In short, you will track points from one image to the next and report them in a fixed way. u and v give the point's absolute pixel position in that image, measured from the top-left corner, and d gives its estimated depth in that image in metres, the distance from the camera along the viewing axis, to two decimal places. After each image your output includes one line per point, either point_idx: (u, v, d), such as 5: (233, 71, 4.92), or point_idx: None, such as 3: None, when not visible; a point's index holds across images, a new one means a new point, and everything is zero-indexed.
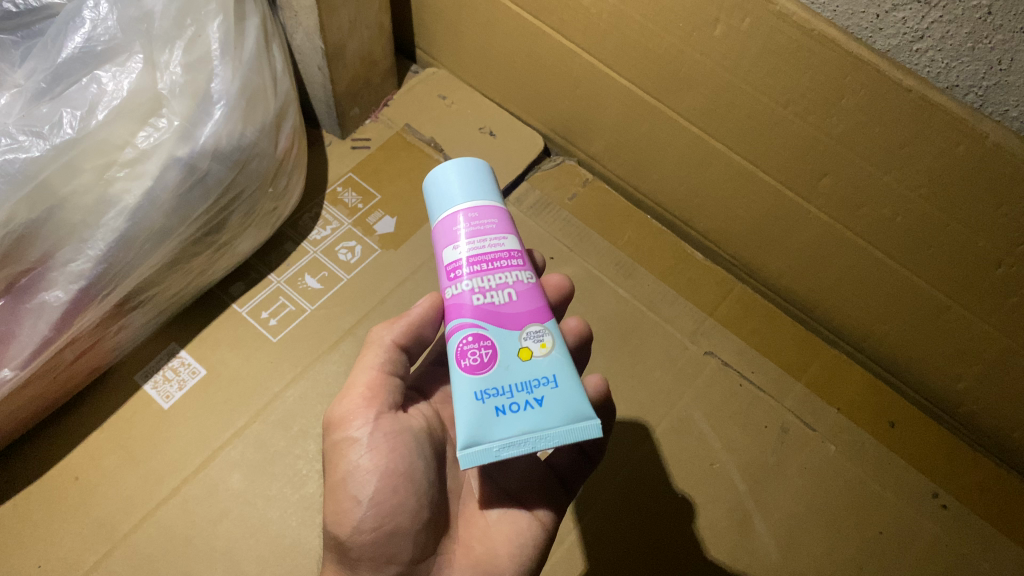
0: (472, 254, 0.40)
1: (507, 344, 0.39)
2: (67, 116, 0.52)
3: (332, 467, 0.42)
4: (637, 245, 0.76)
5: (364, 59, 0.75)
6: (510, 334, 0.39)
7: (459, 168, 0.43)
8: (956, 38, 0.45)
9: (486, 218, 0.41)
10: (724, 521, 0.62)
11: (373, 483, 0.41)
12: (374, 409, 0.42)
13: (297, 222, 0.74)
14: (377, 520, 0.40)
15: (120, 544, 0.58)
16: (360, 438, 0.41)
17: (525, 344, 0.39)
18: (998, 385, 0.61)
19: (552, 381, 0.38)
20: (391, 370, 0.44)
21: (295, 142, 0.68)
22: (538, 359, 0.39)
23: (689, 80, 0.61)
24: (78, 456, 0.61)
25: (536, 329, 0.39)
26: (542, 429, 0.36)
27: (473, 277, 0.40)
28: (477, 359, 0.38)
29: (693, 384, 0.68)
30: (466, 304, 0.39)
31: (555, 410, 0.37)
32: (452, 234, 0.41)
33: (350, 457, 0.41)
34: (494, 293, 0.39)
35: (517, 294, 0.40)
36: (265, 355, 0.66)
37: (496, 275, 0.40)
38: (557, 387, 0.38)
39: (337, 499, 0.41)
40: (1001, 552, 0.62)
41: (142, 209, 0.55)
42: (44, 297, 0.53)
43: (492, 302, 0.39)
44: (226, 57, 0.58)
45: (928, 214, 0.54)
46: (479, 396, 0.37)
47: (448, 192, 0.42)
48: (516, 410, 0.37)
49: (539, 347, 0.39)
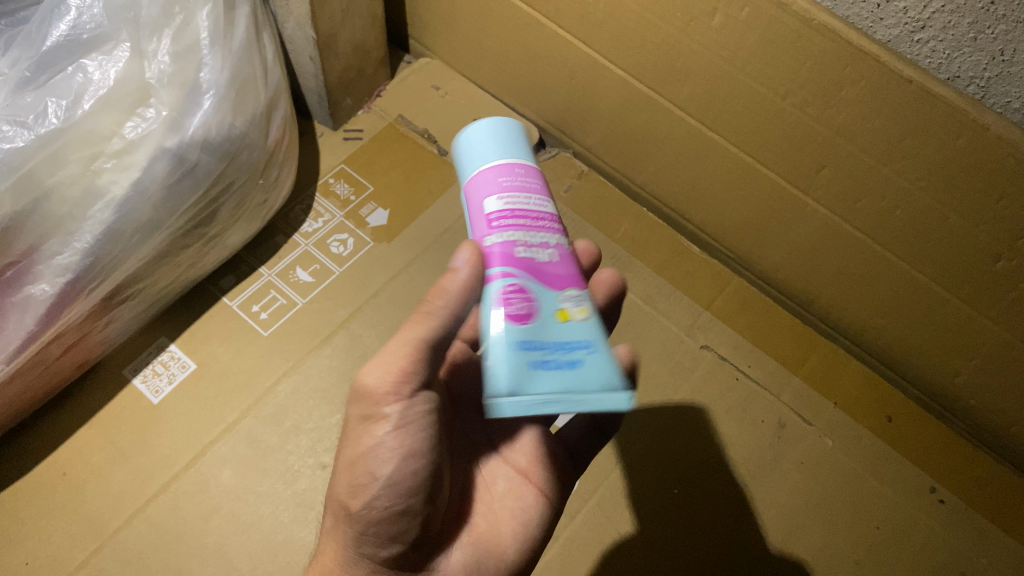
0: (515, 205, 0.40)
1: (549, 302, 0.38)
2: (52, 106, 0.51)
3: (354, 437, 0.41)
4: (633, 237, 0.75)
5: (356, 48, 0.74)
6: (553, 292, 0.38)
7: (497, 124, 0.44)
8: (959, 28, 0.44)
9: (527, 176, 0.42)
10: (721, 517, 0.61)
11: (394, 463, 0.40)
12: (408, 389, 0.40)
13: (288, 215, 0.73)
14: (391, 499, 0.40)
15: (109, 542, 0.57)
16: (388, 416, 0.40)
17: (564, 305, 0.38)
18: (997, 379, 0.61)
19: (590, 346, 0.37)
20: (434, 344, 0.41)
21: (286, 131, 0.67)
22: (576, 322, 0.38)
23: (686, 70, 0.60)
24: (66, 452, 0.60)
25: (576, 294, 0.39)
26: (578, 389, 0.36)
27: (515, 229, 0.39)
28: (522, 309, 0.37)
29: (690, 378, 0.68)
30: (507, 253, 0.39)
31: (592, 372, 0.36)
32: (492, 185, 0.41)
33: (374, 433, 0.40)
34: (537, 249, 0.39)
35: (558, 255, 0.40)
36: (256, 349, 0.65)
37: (537, 233, 0.40)
38: (595, 352, 0.37)
39: (354, 471, 0.40)
40: (999, 547, 0.62)
41: (130, 201, 0.53)
42: (30, 290, 0.52)
43: (536, 257, 0.39)
44: (215, 46, 0.57)
45: (928, 207, 0.53)
46: (515, 343, 0.36)
47: (488, 145, 0.43)
48: (554, 365, 0.36)
49: (577, 311, 0.38)
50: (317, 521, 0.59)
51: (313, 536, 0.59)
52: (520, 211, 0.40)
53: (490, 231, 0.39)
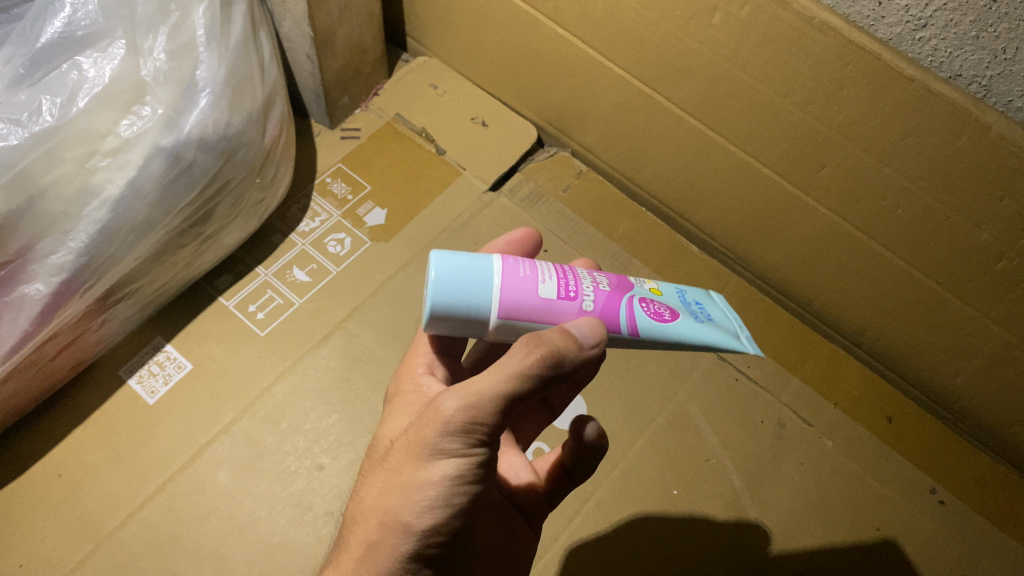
0: (557, 271, 0.39)
1: (646, 291, 0.42)
2: (46, 104, 0.51)
3: (416, 459, 0.38)
4: (633, 237, 0.75)
5: (354, 46, 0.74)
6: (640, 287, 0.42)
7: (443, 257, 0.37)
8: (961, 26, 0.44)
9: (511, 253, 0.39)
10: (721, 518, 0.61)
11: (461, 499, 0.38)
12: (488, 437, 0.38)
13: (285, 214, 0.72)
14: (448, 530, 0.39)
15: (105, 543, 0.56)
16: (465, 457, 0.38)
17: (651, 290, 0.42)
18: (998, 380, 0.60)
19: (685, 293, 0.43)
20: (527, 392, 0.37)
21: (283, 130, 0.66)
22: (664, 291, 0.43)
23: (686, 69, 0.60)
24: (61, 453, 0.59)
25: (638, 281, 0.43)
26: (717, 310, 0.44)
27: (586, 284, 0.39)
28: (664, 312, 0.41)
29: (689, 378, 0.67)
30: (606, 294, 0.40)
31: (704, 299, 0.44)
32: (527, 275, 0.38)
33: (446, 469, 0.38)
34: (600, 277, 0.41)
35: (602, 271, 0.42)
36: (253, 349, 0.65)
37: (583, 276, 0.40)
38: (689, 292, 0.44)
39: (411, 497, 0.38)
40: (999, 548, 0.61)
41: (125, 201, 0.53)
42: (23, 290, 0.52)
43: (608, 282, 0.41)
44: (212, 44, 0.56)
45: (929, 207, 0.53)
46: (688, 317, 0.41)
47: (477, 271, 0.37)
48: (706, 313, 0.42)
49: (655, 289, 0.42)
50: (315, 522, 0.59)
51: (311, 539, 0.58)
52: (563, 274, 0.39)
53: (573, 304, 0.38)
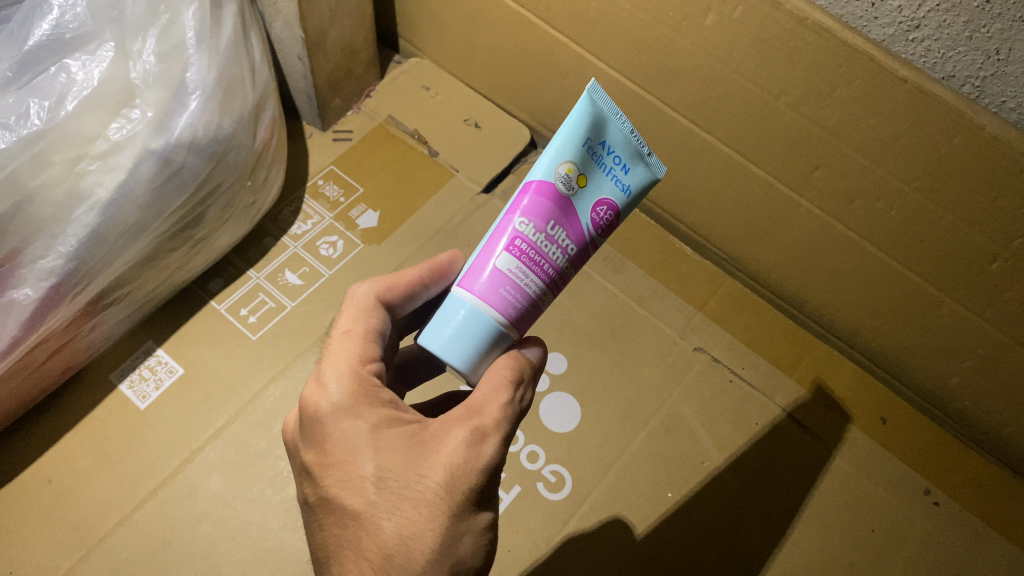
0: (524, 243, 0.37)
1: (584, 204, 0.37)
2: (35, 107, 0.51)
3: (405, 472, 0.37)
4: (626, 238, 0.74)
5: (345, 48, 0.73)
6: (578, 209, 0.37)
7: (435, 339, 0.38)
8: (954, 27, 0.44)
9: (506, 293, 0.37)
10: (715, 520, 0.61)
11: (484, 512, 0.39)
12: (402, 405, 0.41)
13: (277, 216, 0.72)
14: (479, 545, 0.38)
15: (96, 549, 0.56)
16: None
17: (576, 182, 0.37)
18: (993, 381, 0.60)
19: (621, 183, 0.38)
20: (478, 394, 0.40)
21: (274, 132, 0.66)
22: (585, 188, 0.37)
23: (679, 70, 0.60)
24: (52, 458, 0.59)
25: (594, 210, 0.38)
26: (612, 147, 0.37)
27: (533, 233, 0.37)
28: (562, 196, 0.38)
29: (682, 381, 0.67)
30: (571, 244, 0.38)
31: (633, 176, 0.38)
32: (485, 266, 0.38)
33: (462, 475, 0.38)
34: (547, 238, 0.37)
35: (566, 239, 0.37)
36: (245, 353, 0.64)
37: (548, 253, 0.37)
38: (626, 174, 0.38)
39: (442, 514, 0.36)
40: (994, 549, 0.61)
41: (115, 204, 0.53)
42: (12, 295, 0.51)
43: (547, 230, 0.37)
44: (202, 46, 0.56)
45: (922, 208, 0.53)
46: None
47: (479, 332, 0.37)
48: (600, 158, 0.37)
49: (575, 178, 0.37)
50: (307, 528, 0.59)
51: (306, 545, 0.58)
52: (517, 253, 0.37)
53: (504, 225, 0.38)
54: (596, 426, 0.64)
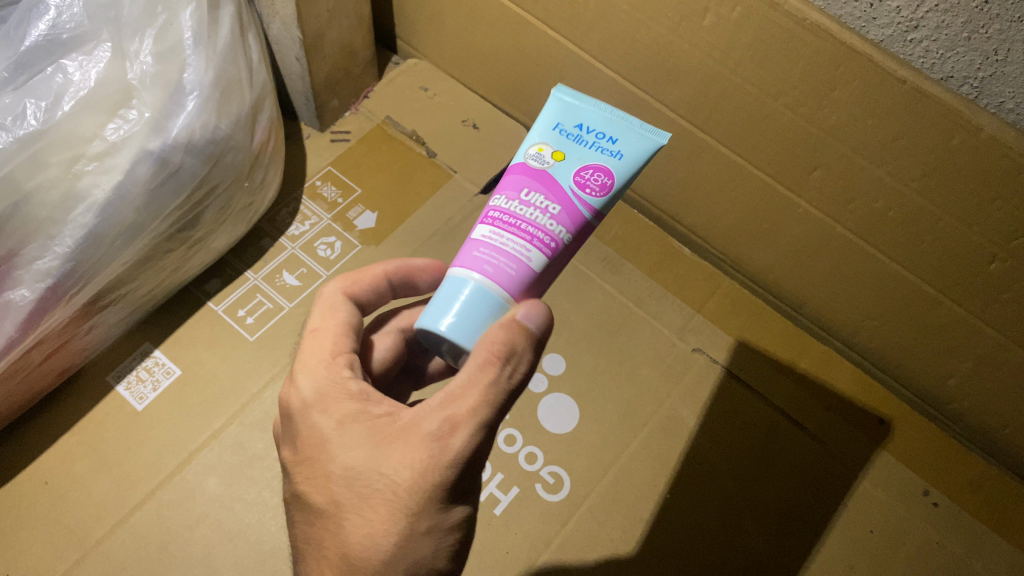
0: (504, 213, 0.38)
1: (563, 173, 0.39)
2: (31, 107, 0.50)
3: (365, 471, 0.37)
4: (625, 239, 0.74)
5: (343, 48, 0.73)
6: (559, 178, 0.38)
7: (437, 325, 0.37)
8: (952, 28, 0.44)
9: (497, 262, 0.37)
10: (713, 522, 0.61)
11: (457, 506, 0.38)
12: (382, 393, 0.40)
13: (274, 217, 0.72)
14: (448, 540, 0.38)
15: (93, 552, 0.56)
16: None
17: (549, 155, 0.39)
18: (993, 382, 0.60)
19: (611, 152, 0.39)
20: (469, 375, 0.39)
21: (272, 133, 0.66)
22: (561, 159, 0.39)
23: (677, 71, 0.59)
24: (49, 460, 0.59)
25: (577, 177, 0.39)
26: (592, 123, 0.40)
27: (510, 203, 0.38)
28: None
29: (681, 382, 0.67)
30: (556, 211, 0.38)
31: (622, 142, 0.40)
32: (472, 244, 0.38)
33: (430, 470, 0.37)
34: (527, 205, 0.38)
35: (553, 208, 0.38)
36: (243, 355, 0.64)
37: (524, 215, 0.38)
38: (613, 141, 0.40)
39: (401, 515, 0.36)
40: (993, 550, 0.61)
41: (111, 205, 0.53)
42: (9, 296, 0.51)
43: (527, 198, 0.38)
44: (199, 47, 0.56)
45: (920, 208, 0.53)
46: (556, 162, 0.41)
47: (479, 303, 0.37)
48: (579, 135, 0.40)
49: (548, 153, 0.39)
50: None
51: None
52: (493, 221, 0.38)
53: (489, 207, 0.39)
54: (595, 428, 0.64)
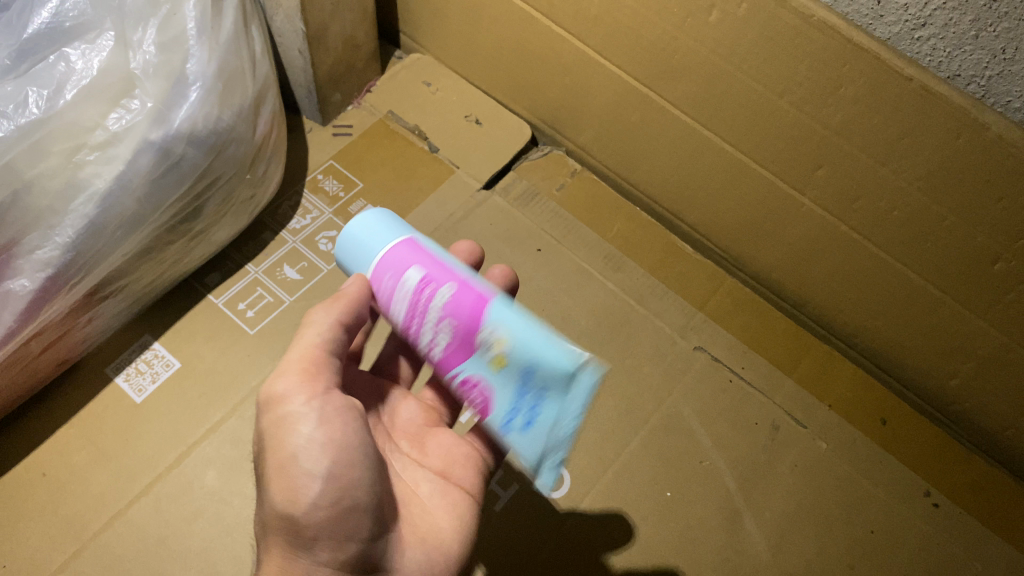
0: (438, 306, 0.40)
1: (476, 369, 0.39)
2: (33, 95, 0.50)
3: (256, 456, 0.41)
4: (626, 237, 0.74)
5: (346, 42, 0.73)
6: (472, 365, 0.39)
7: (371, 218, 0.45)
8: (960, 26, 0.44)
9: (384, 277, 0.42)
10: (713, 520, 0.60)
11: (329, 456, 0.38)
12: (319, 383, 0.40)
13: (276, 211, 0.71)
14: (334, 494, 0.38)
15: (90, 544, 0.55)
16: (305, 412, 0.39)
17: (494, 354, 0.38)
18: (994, 383, 0.60)
19: (524, 426, 0.38)
20: (330, 349, 0.42)
21: (275, 126, 0.65)
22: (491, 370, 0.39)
23: (682, 67, 0.59)
24: (46, 451, 0.58)
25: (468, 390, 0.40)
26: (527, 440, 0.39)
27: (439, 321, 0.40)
28: (477, 398, 0.40)
29: (682, 380, 0.66)
30: (447, 355, 0.40)
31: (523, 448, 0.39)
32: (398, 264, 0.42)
33: (296, 434, 0.38)
34: (437, 330, 0.40)
35: (440, 347, 0.40)
36: (242, 348, 0.64)
37: (421, 325, 0.41)
38: (522, 431, 0.39)
39: (281, 482, 0.38)
40: (992, 552, 0.61)
41: (113, 195, 0.52)
42: (9, 286, 0.51)
43: (437, 333, 0.40)
44: (203, 37, 0.55)
45: (924, 208, 0.53)
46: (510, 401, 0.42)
47: (375, 240, 0.43)
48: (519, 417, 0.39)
49: (495, 348, 0.38)
50: None
51: None
52: (415, 288, 0.41)
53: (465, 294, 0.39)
54: (595, 425, 0.64)
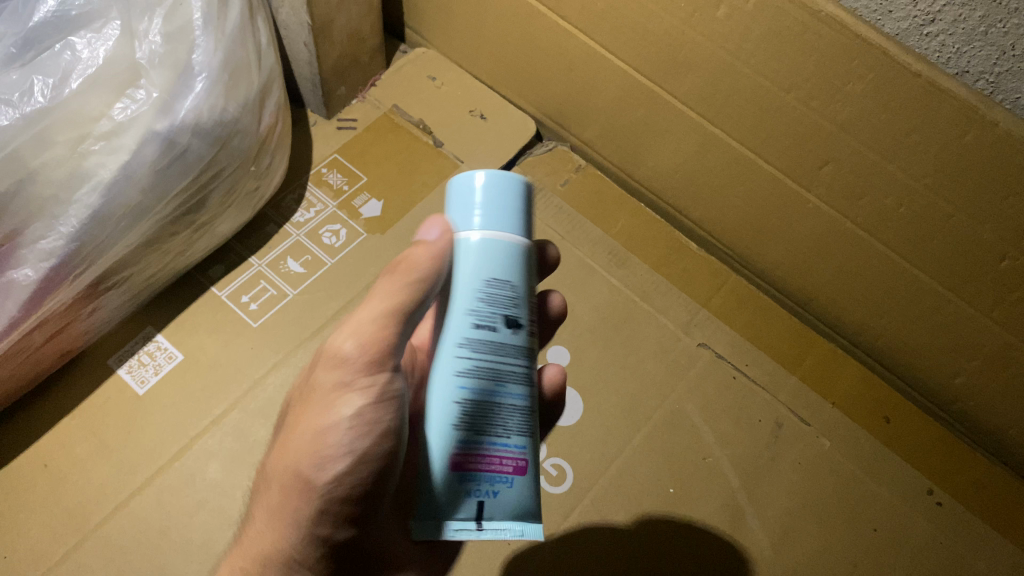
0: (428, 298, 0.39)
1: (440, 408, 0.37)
2: (39, 84, 0.51)
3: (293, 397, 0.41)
4: (631, 233, 0.74)
5: (351, 35, 0.73)
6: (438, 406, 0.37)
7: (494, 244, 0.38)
8: (970, 21, 0.44)
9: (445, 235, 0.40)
10: (716, 517, 0.60)
11: (364, 440, 0.38)
12: (392, 356, 0.39)
13: (280, 204, 0.71)
14: (355, 480, 0.39)
15: (91, 536, 0.55)
16: (370, 385, 0.38)
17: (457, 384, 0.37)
18: (998, 380, 0.60)
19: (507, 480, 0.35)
20: (406, 311, 0.39)
21: (279, 118, 0.65)
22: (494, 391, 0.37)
23: (688, 62, 0.59)
24: (48, 442, 0.58)
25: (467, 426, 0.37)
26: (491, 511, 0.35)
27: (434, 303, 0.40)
28: None
29: (685, 376, 0.66)
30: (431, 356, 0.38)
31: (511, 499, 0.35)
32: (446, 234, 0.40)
33: (349, 406, 0.38)
34: None
35: None
36: (245, 341, 0.64)
37: None
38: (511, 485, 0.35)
39: (310, 449, 0.38)
40: (996, 551, 0.61)
41: (118, 185, 0.52)
42: (12, 276, 0.50)
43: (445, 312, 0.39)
44: (209, 27, 0.55)
45: (931, 205, 0.53)
46: (509, 450, 0.35)
47: (457, 201, 0.39)
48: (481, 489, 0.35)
49: None
50: None
51: None
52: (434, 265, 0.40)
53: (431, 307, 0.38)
54: (598, 421, 0.63)
